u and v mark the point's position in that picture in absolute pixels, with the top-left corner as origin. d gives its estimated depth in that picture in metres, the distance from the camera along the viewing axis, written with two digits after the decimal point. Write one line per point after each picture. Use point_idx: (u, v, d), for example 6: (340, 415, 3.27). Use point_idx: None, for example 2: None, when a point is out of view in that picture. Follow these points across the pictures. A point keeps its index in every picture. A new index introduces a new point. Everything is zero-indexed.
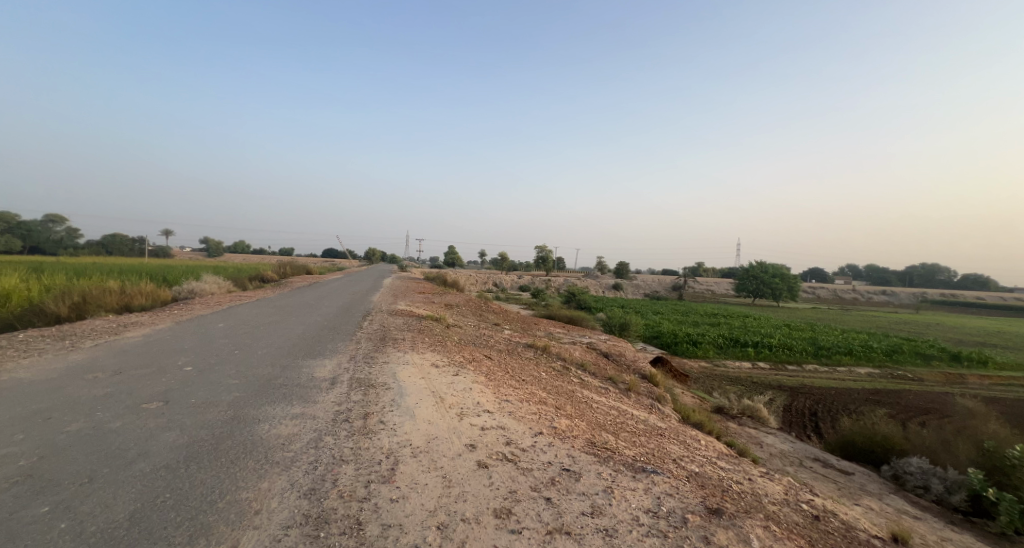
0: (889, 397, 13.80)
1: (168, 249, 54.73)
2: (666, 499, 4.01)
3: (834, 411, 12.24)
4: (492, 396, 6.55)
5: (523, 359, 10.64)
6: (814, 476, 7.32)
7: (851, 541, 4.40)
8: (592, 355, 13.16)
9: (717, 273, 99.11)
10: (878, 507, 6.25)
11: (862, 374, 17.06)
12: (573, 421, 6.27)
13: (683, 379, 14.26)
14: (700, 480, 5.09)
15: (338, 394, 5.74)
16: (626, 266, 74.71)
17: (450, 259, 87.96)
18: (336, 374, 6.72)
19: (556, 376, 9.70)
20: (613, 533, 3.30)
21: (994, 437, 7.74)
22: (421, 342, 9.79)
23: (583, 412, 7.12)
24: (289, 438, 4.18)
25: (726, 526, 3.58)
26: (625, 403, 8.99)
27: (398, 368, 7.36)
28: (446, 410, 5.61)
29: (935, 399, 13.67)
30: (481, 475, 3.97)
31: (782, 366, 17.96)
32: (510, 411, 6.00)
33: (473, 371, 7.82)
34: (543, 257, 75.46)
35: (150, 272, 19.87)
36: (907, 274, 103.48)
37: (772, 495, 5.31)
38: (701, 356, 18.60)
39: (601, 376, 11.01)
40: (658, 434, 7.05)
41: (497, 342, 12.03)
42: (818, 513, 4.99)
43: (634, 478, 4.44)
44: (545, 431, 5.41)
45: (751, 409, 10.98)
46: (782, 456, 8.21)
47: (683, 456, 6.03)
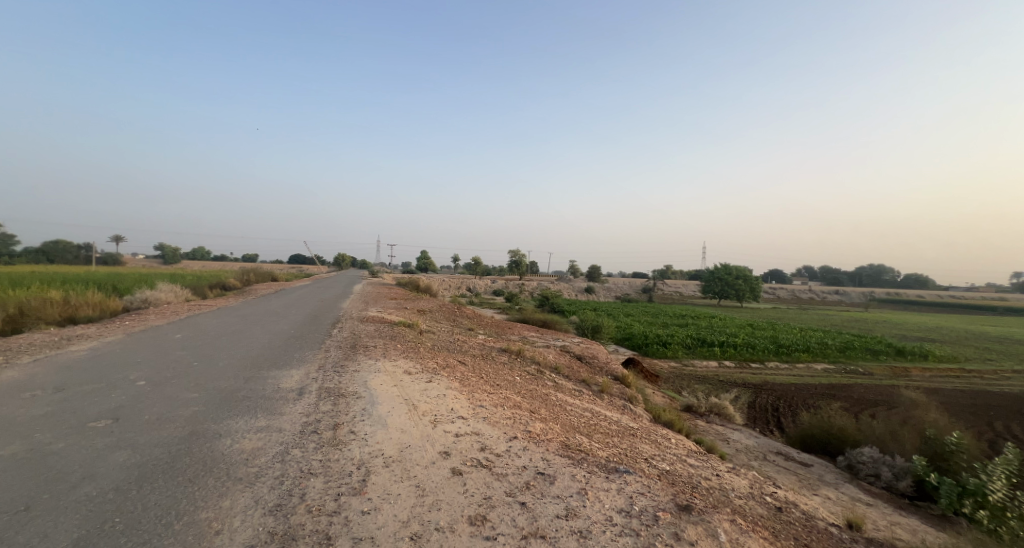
0: (843, 391, 14.62)
1: (118, 256, 51.58)
2: (639, 498, 4.09)
3: (794, 406, 12.83)
4: (466, 402, 6.50)
5: (497, 363, 10.63)
6: (776, 469, 7.65)
7: (812, 530, 4.61)
8: (565, 358, 13.33)
9: (684, 275, 102.14)
10: (834, 496, 6.60)
11: (818, 370, 18.01)
12: (547, 424, 6.30)
13: (654, 379, 14.61)
14: (670, 478, 5.21)
15: (306, 405, 5.55)
16: (598, 270, 75.98)
17: (422, 265, 86.59)
18: (304, 385, 6.49)
19: (531, 380, 9.75)
20: (587, 534, 3.34)
21: (936, 426, 8.33)
22: (393, 349, 9.60)
23: (557, 415, 7.17)
24: (253, 452, 4.01)
25: (695, 522, 3.68)
26: (599, 405, 9.11)
27: (369, 375, 7.22)
28: (420, 417, 5.53)
29: (884, 392, 14.56)
30: (456, 482, 3.92)
31: (746, 364, 18.71)
32: (484, 416, 5.97)
33: (447, 377, 7.75)
34: (516, 261, 75.78)
35: (98, 281, 18.62)
36: (857, 274, 110.12)
37: (738, 489, 5.50)
38: (670, 356, 19.13)
39: (575, 378, 11.13)
40: (630, 434, 7.18)
41: (471, 347, 11.97)
42: (781, 505, 5.22)
43: (608, 478, 4.51)
44: (519, 435, 5.42)
45: (718, 407, 11.35)
46: (747, 451, 8.54)
47: (654, 455, 6.17)
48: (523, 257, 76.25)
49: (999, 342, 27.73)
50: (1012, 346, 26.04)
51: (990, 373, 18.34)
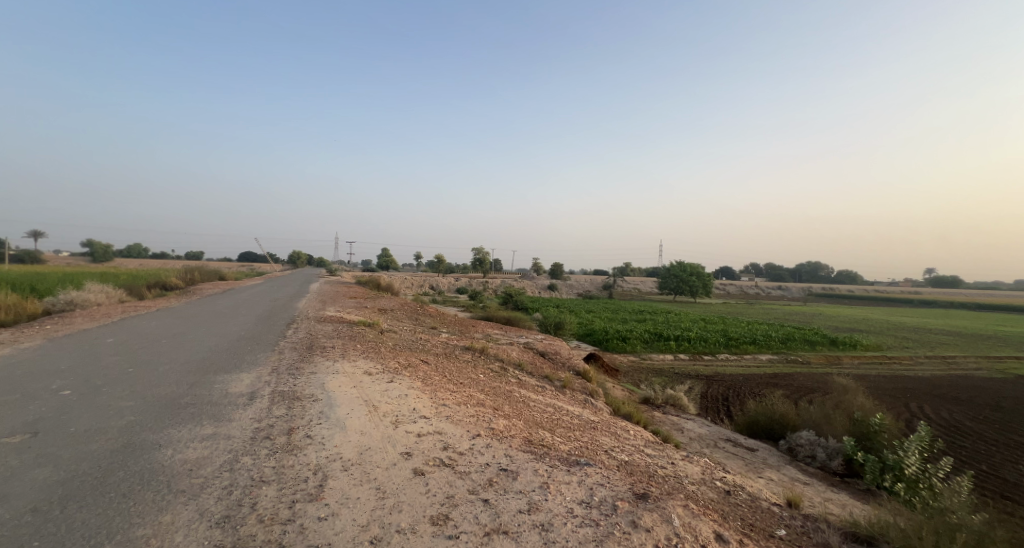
0: (785, 379, 15.71)
1: (38, 254, 46.83)
2: (598, 489, 4.22)
3: (742, 395, 13.64)
4: (428, 401, 6.44)
5: (461, 361, 10.59)
6: (726, 454, 8.12)
7: (756, 510, 4.92)
8: (529, 354, 13.46)
9: (643, 272, 105.86)
10: (776, 477, 7.09)
11: (763, 361, 19.24)
12: (510, 420, 6.35)
13: (614, 373, 15.06)
14: (629, 468, 5.41)
15: (258, 410, 5.30)
16: (560, 267, 77.08)
17: (383, 262, 84.26)
18: (255, 389, 6.18)
19: (494, 377, 9.80)
20: (549, 527, 3.41)
21: (862, 409, 9.12)
22: (353, 350, 9.33)
23: (520, 411, 7.24)
24: (197, 462, 3.78)
25: (651, 509, 3.83)
26: (561, 399, 9.29)
27: (326, 377, 6.97)
28: (381, 419, 5.42)
29: (819, 379, 15.79)
30: (417, 482, 3.89)
31: (699, 356, 19.68)
32: (447, 415, 5.93)
33: (409, 377, 7.64)
34: (480, 259, 75.64)
35: (14, 282, 16.82)
36: (797, 270, 118.18)
37: (691, 476, 5.78)
38: (629, 350, 19.79)
39: (538, 374, 11.29)
40: (591, 428, 7.37)
41: (434, 346, 11.85)
42: (729, 488, 5.54)
43: (569, 471, 4.61)
44: (482, 433, 5.43)
45: (674, 398, 11.88)
46: (699, 439, 8.98)
47: (614, 446, 6.38)
48: (486, 255, 76.22)
49: (916, 331, 30.77)
50: (926, 334, 28.96)
51: (908, 359, 20.29)
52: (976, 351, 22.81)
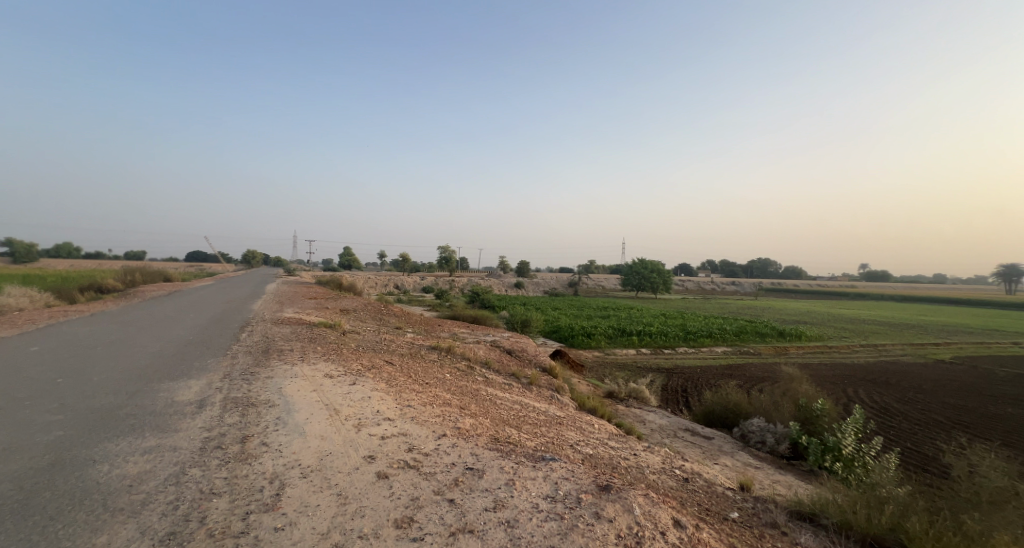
0: (738, 370, 16.57)
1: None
2: (563, 483, 4.29)
3: (699, 386, 14.26)
4: (393, 402, 6.32)
5: (427, 361, 10.46)
6: (684, 444, 8.47)
7: (711, 495, 5.17)
8: (495, 353, 13.47)
9: (606, 269, 108.34)
10: (730, 463, 7.48)
11: (719, 353, 20.21)
12: (476, 419, 6.33)
13: (579, 369, 15.34)
14: (593, 461, 5.54)
15: (209, 419, 5.01)
16: (526, 266, 77.57)
17: (345, 262, 81.66)
18: (205, 396, 5.84)
19: (461, 376, 9.74)
20: (514, 523, 3.44)
21: (807, 396, 9.78)
22: (313, 352, 9.00)
23: (487, 409, 7.24)
24: (137, 478, 3.52)
25: (614, 500, 3.94)
26: (528, 396, 9.37)
27: (284, 381, 6.69)
28: (342, 422, 5.27)
29: (768, 369, 16.78)
30: (381, 486, 3.81)
31: (660, 349, 20.40)
32: (412, 416, 5.84)
33: (372, 378, 7.47)
34: (446, 257, 74.96)
35: None
36: (749, 267, 124.82)
37: (652, 466, 5.99)
38: (594, 346, 20.22)
39: (505, 372, 11.32)
40: (557, 423, 7.49)
41: (399, 346, 11.64)
42: (687, 476, 5.79)
43: (535, 467, 4.66)
44: (449, 432, 5.40)
45: (636, 391, 12.27)
46: (660, 430, 9.31)
47: (579, 440, 6.51)
48: (453, 254, 75.66)
49: (852, 322, 33.42)
50: (862, 325, 31.38)
51: (846, 348, 21.92)
52: (903, 339, 24.98)
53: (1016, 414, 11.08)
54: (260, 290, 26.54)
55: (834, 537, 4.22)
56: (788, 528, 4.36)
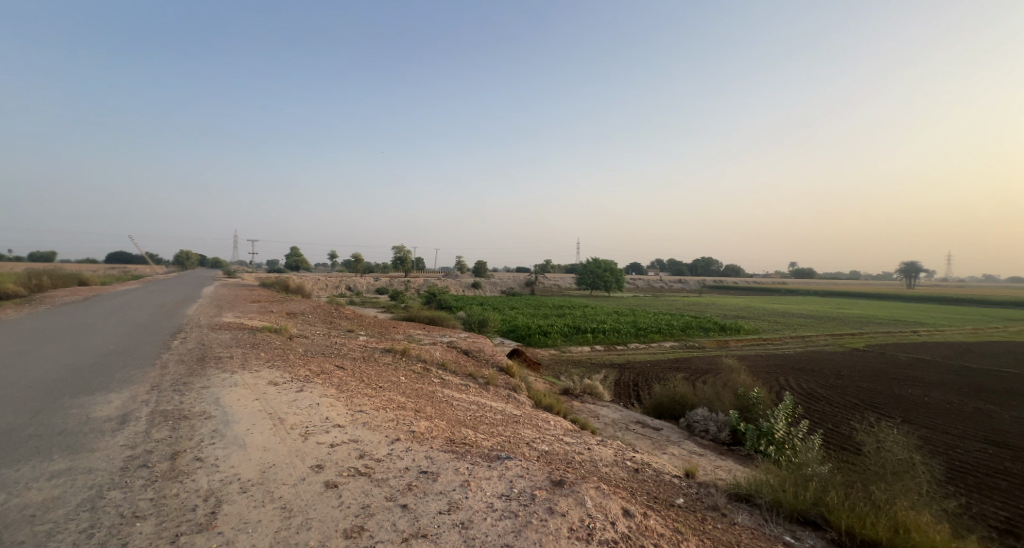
0: (685, 363, 17.49)
1: None
2: (518, 481, 4.32)
3: (650, 380, 14.89)
4: (343, 408, 6.08)
5: (381, 364, 10.17)
6: (636, 436, 8.81)
7: (659, 484, 5.41)
8: (452, 354, 13.33)
9: (561, 269, 110.41)
10: (678, 452, 7.87)
11: (667, 347, 21.22)
12: (431, 421, 6.24)
13: (536, 367, 15.52)
14: (548, 457, 5.62)
15: (132, 435, 4.58)
16: (483, 266, 77.45)
17: (293, 263, 77.70)
18: (129, 411, 5.34)
19: (416, 378, 9.55)
20: (469, 524, 3.43)
21: (745, 385, 10.47)
22: (255, 359, 8.45)
23: (443, 411, 7.15)
24: (43, 506, 3.15)
25: (567, 494, 4.02)
26: (484, 396, 9.36)
27: (222, 391, 6.24)
28: (288, 431, 5.00)
29: (711, 361, 17.84)
30: (329, 495, 3.66)
31: (613, 346, 21.09)
32: (364, 422, 5.65)
33: (321, 384, 7.14)
34: (401, 257, 73.32)
35: None
36: (693, 265, 131.98)
37: (605, 459, 6.18)
38: (550, 344, 20.53)
39: (462, 373, 11.23)
40: (514, 422, 7.54)
41: (351, 350, 11.22)
42: (637, 466, 6.02)
43: (490, 467, 4.66)
44: (402, 436, 5.27)
45: (591, 387, 12.60)
46: (613, 424, 9.62)
47: (535, 438, 6.59)
48: (408, 253, 74.20)
49: (784, 315, 36.23)
50: (792, 318, 34.15)
51: (779, 340, 23.73)
52: (827, 330, 27.43)
53: (917, 394, 12.50)
54: (196, 289, 27.27)
55: (767, 514, 4.56)
56: (727, 509, 4.66)
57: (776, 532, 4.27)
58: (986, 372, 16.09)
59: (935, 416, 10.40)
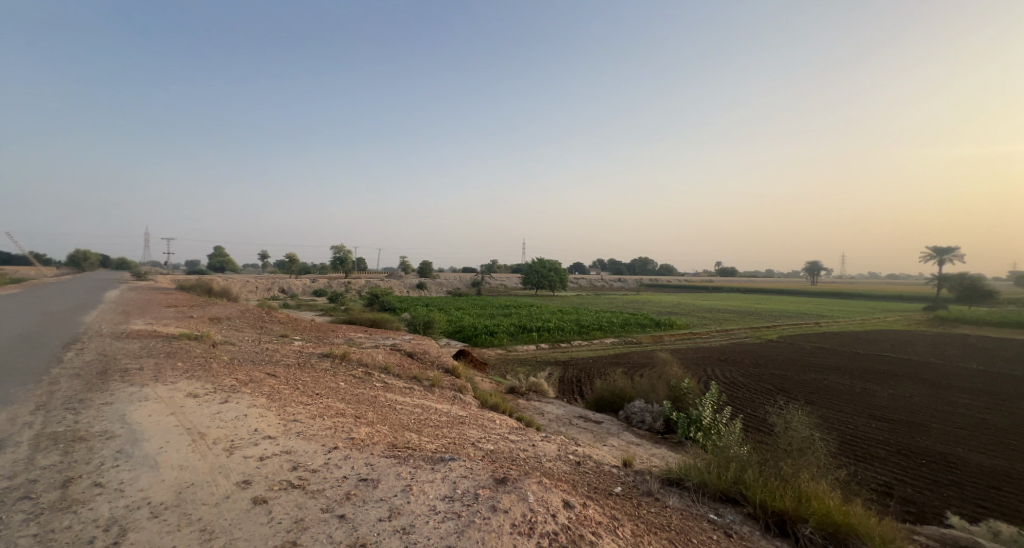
0: (624, 358, 18.37)
1: None
2: (461, 481, 4.31)
3: (592, 375, 15.45)
4: (275, 418, 5.72)
5: (317, 370, 9.67)
6: (578, 430, 9.11)
7: (599, 475, 5.64)
8: (395, 356, 12.97)
9: (507, 269, 111.14)
10: (617, 443, 8.25)
11: (608, 344, 22.14)
12: (373, 427, 6.04)
13: (482, 367, 15.52)
14: (493, 456, 5.66)
15: (11, 464, 3.98)
16: (429, 266, 75.94)
17: (216, 263, 71.28)
18: (8, 436, 4.64)
19: (356, 383, 9.19)
20: (410, 529, 3.37)
21: (676, 377, 11.21)
22: (171, 369, 7.69)
23: (386, 416, 6.94)
24: None
25: (509, 491, 4.08)
26: (429, 399, 9.20)
27: (129, 407, 5.62)
28: (210, 447, 4.61)
29: (647, 355, 18.92)
30: (258, 512, 3.42)
31: (557, 343, 21.63)
32: (298, 431, 5.35)
33: (250, 394, 6.66)
34: (341, 257, 70.01)
35: None
36: (632, 265, 138.61)
37: (548, 454, 6.33)
38: (496, 343, 20.64)
39: (405, 376, 10.96)
40: (459, 423, 7.50)
41: (284, 356, 10.54)
42: (579, 460, 6.23)
43: (433, 469, 4.61)
44: (341, 444, 5.05)
45: (535, 385, 12.83)
46: (557, 420, 9.86)
47: (480, 438, 6.60)
48: (348, 253, 71.04)
49: (711, 311, 39.20)
50: (718, 313, 37.04)
51: (707, 334, 25.62)
52: (748, 324, 30.05)
53: (818, 378, 14.09)
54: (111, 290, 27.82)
55: (694, 495, 4.94)
56: (659, 493, 4.98)
57: (702, 510, 4.62)
58: (873, 357, 18.48)
59: (832, 397, 11.79)
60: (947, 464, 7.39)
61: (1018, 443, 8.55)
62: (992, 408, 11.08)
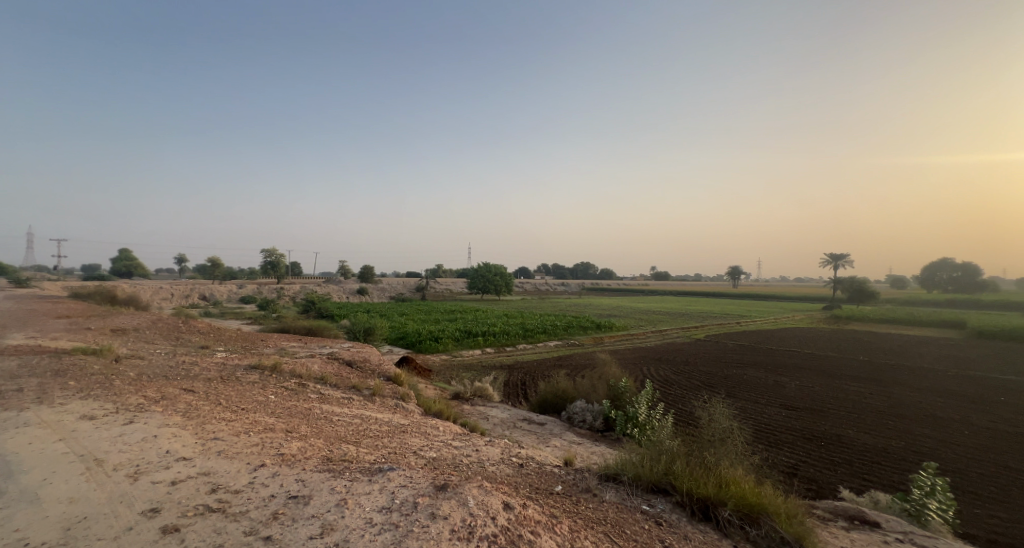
0: (567, 360, 18.85)
1: None
2: (400, 491, 4.19)
3: (536, 378, 15.68)
4: (192, 437, 5.22)
5: (243, 383, 8.94)
6: (522, 432, 9.22)
7: (541, 475, 5.73)
8: (333, 366, 12.32)
9: (453, 273, 109.96)
10: (559, 443, 8.46)
11: (552, 346, 22.60)
12: (306, 441, 5.70)
13: (426, 373, 15.18)
14: (435, 463, 5.57)
15: None
16: (370, 271, 73.15)
17: (122, 267, 63.69)
18: None
19: (288, 395, 8.61)
20: (344, 545, 3.22)
21: (615, 377, 11.71)
22: (62, 389, 6.74)
23: (321, 429, 6.58)
24: None
25: (449, 497, 4.03)
26: (369, 409, 8.85)
27: (5, 435, 4.85)
28: (110, 474, 4.11)
29: (589, 357, 19.59)
30: (168, 542, 3.10)
31: (502, 347, 21.73)
32: (220, 450, 4.92)
33: (161, 412, 6.02)
34: (273, 261, 65.64)
35: None
36: (574, 269, 142.74)
37: (492, 458, 6.34)
38: (441, 349, 20.31)
39: (344, 386, 10.45)
40: (401, 431, 7.29)
41: (204, 370, 9.65)
42: (522, 462, 6.30)
43: (370, 480, 4.44)
44: (269, 461, 4.72)
45: (480, 390, 12.78)
46: (501, 423, 9.91)
47: (422, 446, 6.46)
48: (280, 256, 66.84)
49: (648, 313, 41.43)
50: (654, 315, 39.18)
51: (644, 335, 26.98)
52: (680, 324, 32.06)
53: (739, 373, 15.39)
54: None
55: (629, 488, 5.20)
56: (597, 489, 5.17)
57: (636, 502, 4.87)
58: (784, 353, 20.49)
59: (750, 389, 12.94)
60: (840, 444, 8.38)
61: (895, 423, 9.90)
62: (877, 394, 12.73)
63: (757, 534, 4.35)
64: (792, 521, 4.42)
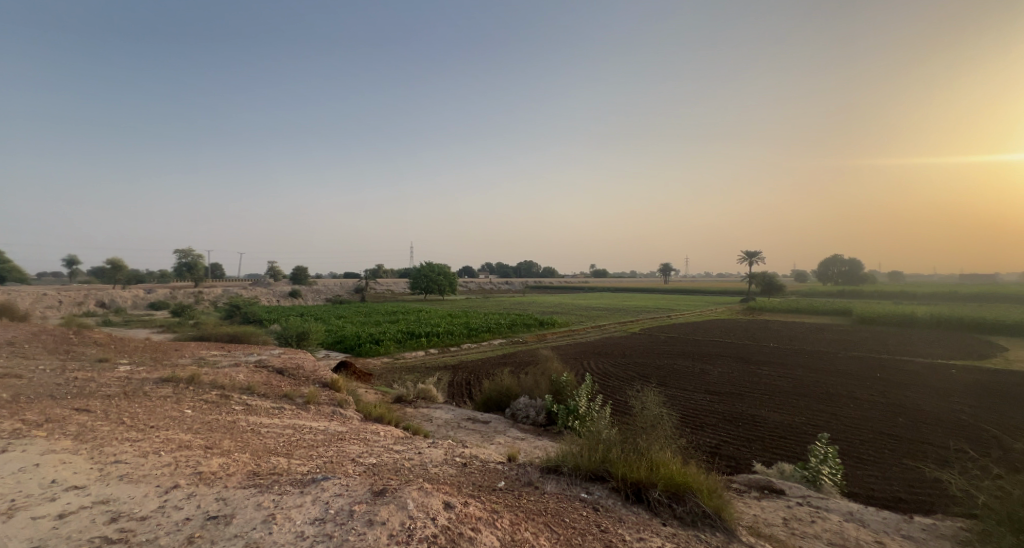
0: (511, 358, 19.03)
1: None
2: (335, 500, 4.00)
3: (480, 377, 15.67)
4: (88, 463, 4.60)
5: (154, 398, 8.06)
6: (467, 432, 9.18)
7: (484, 473, 5.74)
8: (262, 374, 11.45)
9: (393, 273, 107.05)
10: (503, 440, 8.51)
11: (496, 345, 22.71)
12: (229, 457, 5.25)
13: (366, 377, 14.59)
14: (374, 470, 5.37)
15: None
16: (303, 270, 69.00)
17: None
18: None
19: (208, 409, 7.88)
20: None
21: (557, 372, 12.01)
22: None
23: (247, 442, 6.09)
24: None
25: (387, 502, 3.91)
26: (303, 418, 8.34)
27: None
28: None
29: (532, 353, 19.91)
30: None
31: (446, 347, 21.46)
32: (123, 474, 4.39)
33: (47, 437, 5.25)
34: (189, 263, 59.75)
35: None
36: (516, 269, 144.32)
37: (435, 459, 6.24)
38: (382, 351, 19.62)
39: (273, 395, 9.75)
40: (338, 439, 6.95)
41: (105, 386, 8.55)
42: (465, 461, 6.28)
43: (302, 492, 4.19)
44: (183, 482, 4.29)
45: (423, 392, 12.52)
46: (445, 424, 9.79)
47: (362, 452, 6.21)
48: (199, 257, 61.04)
49: (586, 309, 43.08)
50: (593, 311, 40.78)
51: (584, 330, 27.94)
52: (617, 319, 33.64)
53: (669, 363, 16.49)
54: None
55: (569, 478, 5.36)
56: (538, 481, 5.30)
57: (575, 491, 5.04)
58: (708, 342, 22.22)
59: (679, 378, 13.91)
60: (755, 423, 9.25)
61: (798, 401, 11.11)
62: (784, 376, 14.21)
63: (683, 510, 4.69)
64: (712, 496, 4.83)
